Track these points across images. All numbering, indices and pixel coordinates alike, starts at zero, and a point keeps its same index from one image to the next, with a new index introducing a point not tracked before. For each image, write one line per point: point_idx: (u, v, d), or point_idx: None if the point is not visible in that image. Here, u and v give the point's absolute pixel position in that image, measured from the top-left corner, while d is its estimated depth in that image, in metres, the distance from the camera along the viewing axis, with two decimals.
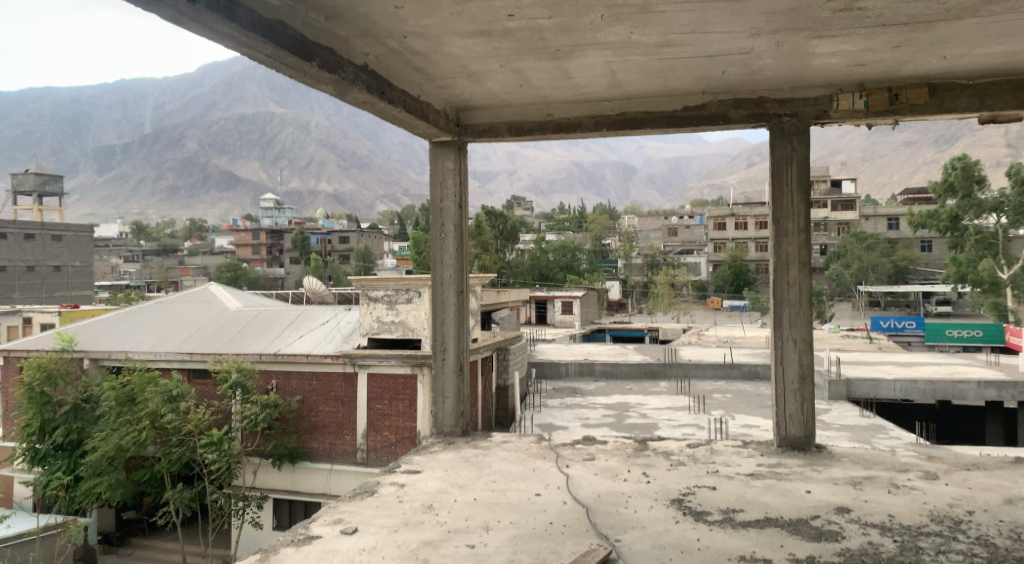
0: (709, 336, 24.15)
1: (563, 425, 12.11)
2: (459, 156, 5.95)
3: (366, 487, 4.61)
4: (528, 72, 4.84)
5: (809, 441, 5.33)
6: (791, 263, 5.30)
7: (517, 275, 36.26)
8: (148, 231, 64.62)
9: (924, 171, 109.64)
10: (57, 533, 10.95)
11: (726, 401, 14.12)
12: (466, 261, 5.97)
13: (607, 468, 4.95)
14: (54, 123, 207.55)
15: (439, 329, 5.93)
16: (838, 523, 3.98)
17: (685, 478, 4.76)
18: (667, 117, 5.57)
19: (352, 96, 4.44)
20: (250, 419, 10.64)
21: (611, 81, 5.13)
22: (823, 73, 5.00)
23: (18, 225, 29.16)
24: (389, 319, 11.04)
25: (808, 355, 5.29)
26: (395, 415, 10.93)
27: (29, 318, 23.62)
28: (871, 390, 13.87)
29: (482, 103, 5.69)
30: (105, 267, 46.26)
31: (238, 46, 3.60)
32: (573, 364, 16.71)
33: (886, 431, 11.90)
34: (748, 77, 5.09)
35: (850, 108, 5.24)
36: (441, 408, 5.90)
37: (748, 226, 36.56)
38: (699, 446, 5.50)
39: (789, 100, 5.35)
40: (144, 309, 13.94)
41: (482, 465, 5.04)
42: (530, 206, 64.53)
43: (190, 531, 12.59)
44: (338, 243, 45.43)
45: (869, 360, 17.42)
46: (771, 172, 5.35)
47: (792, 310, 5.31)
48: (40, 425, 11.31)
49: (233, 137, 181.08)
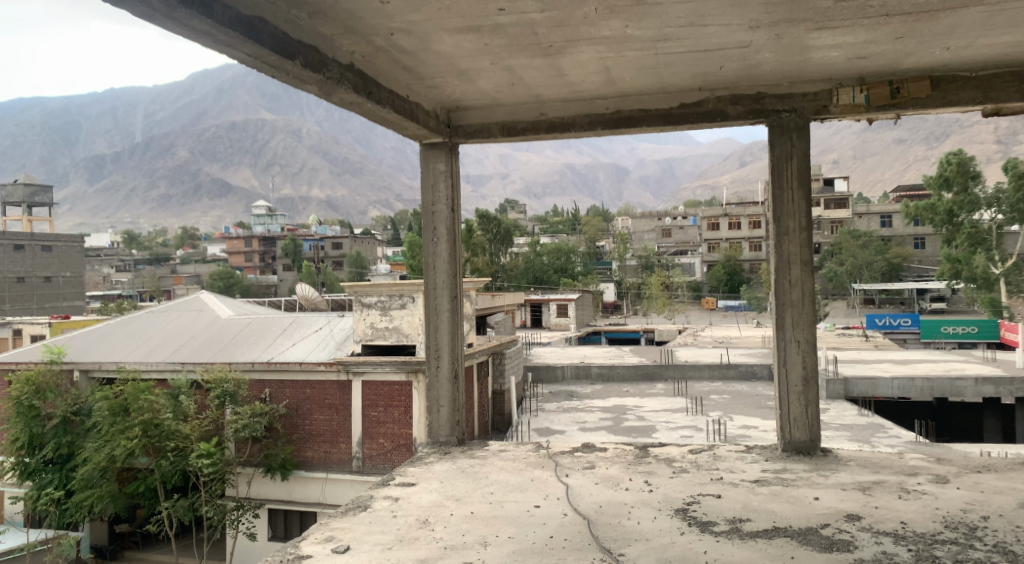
0: (705, 337, 24.06)
1: (560, 429, 11.97)
2: (451, 158, 5.80)
3: (359, 501, 4.44)
4: (520, 69, 4.71)
5: (814, 445, 5.19)
6: (792, 262, 5.17)
7: (511, 278, 36.20)
8: (140, 240, 64.30)
9: (915, 168, 110.13)
10: (48, 548, 10.72)
11: (724, 401, 13.99)
12: (459, 266, 5.81)
13: (608, 477, 4.80)
14: (43, 133, 206.74)
15: (432, 335, 5.77)
16: (850, 531, 3.84)
17: (690, 486, 4.61)
18: (663, 115, 5.43)
19: (338, 96, 4.28)
20: (243, 428, 10.45)
21: (605, 78, 4.99)
22: (822, 67, 4.88)
23: (8, 236, 28.89)
24: (383, 325, 10.88)
25: (812, 356, 5.16)
26: (391, 422, 10.77)
27: (19, 330, 23.37)
28: (869, 389, 13.77)
29: (474, 103, 5.55)
30: (96, 277, 45.94)
31: (217, 45, 3.43)
32: (569, 367, 16.53)
33: (885, 430, 11.77)
34: (746, 72, 4.96)
35: (850, 102, 5.12)
36: (437, 417, 5.74)
37: (742, 226, 36.57)
38: (701, 451, 5.35)
39: (788, 96, 5.22)
40: (135, 319, 13.72)
41: (479, 476, 4.87)
42: (523, 209, 64.30)
43: (185, 543, 12.35)
44: (331, 249, 45.31)
45: (866, 358, 17.33)
46: (771, 170, 5.22)
47: (795, 310, 5.18)
48: (30, 438, 11.09)
49: (224, 144, 180.66)
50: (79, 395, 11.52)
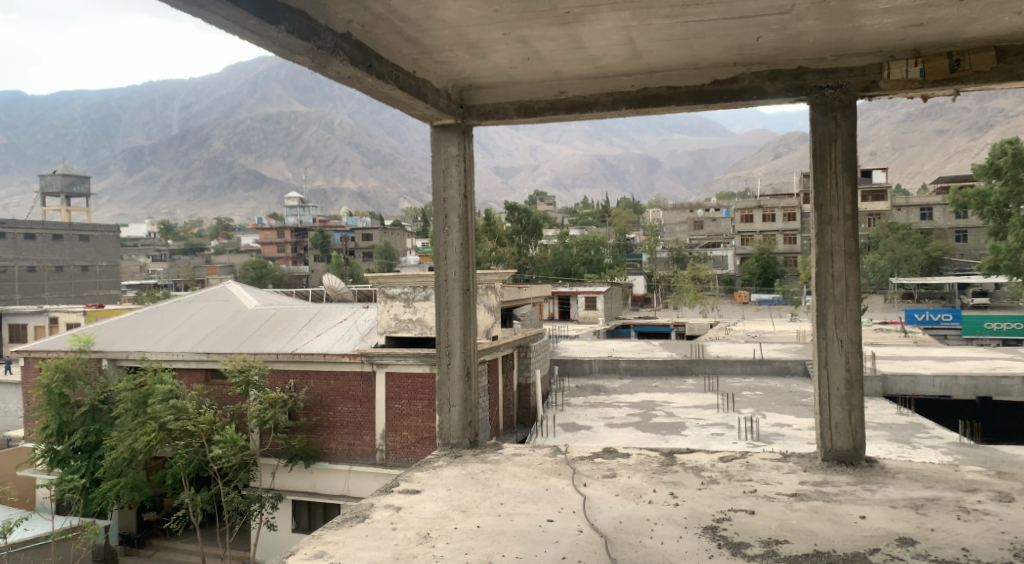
0: (737, 331, 23.42)
1: (587, 425, 11.55)
2: (463, 141, 5.42)
3: (357, 512, 4.14)
4: (535, 41, 4.32)
5: (858, 454, 4.72)
6: (835, 253, 4.71)
7: (540, 271, 35.77)
8: (176, 231, 64.93)
9: (956, 159, 106.94)
10: (73, 536, 10.59)
11: (756, 398, 13.45)
12: (473, 257, 5.43)
13: (630, 487, 4.40)
14: (84, 126, 211.07)
15: (443, 329, 5.42)
16: (902, 559, 3.41)
17: (720, 499, 4.20)
18: (693, 93, 4.99)
19: (333, 69, 3.93)
20: (265, 419, 10.19)
21: (630, 51, 4.58)
22: (871, 37, 4.40)
23: (47, 226, 29.16)
24: (407, 317, 10.56)
25: (856, 357, 4.70)
26: (414, 415, 10.44)
27: (55, 318, 23.60)
28: (908, 386, 13.23)
29: (488, 81, 5.16)
30: (133, 267, 46.50)
31: (193, 6, 3.11)
32: (597, 361, 16.08)
33: (926, 430, 11.15)
34: (787, 43, 4.50)
35: (902, 77, 4.62)
36: (448, 417, 5.39)
37: (776, 218, 35.63)
38: (733, 459, 4.92)
39: (832, 71, 4.75)
40: (164, 308, 13.58)
41: (490, 484, 4.51)
42: (552, 200, 63.39)
43: (211, 532, 12.19)
44: (361, 240, 45.30)
45: (905, 355, 16.59)
46: (812, 152, 4.76)
47: (838, 307, 4.72)
48: (59, 426, 11.03)
49: (259, 137, 182.52)
50: (106, 383, 11.42)
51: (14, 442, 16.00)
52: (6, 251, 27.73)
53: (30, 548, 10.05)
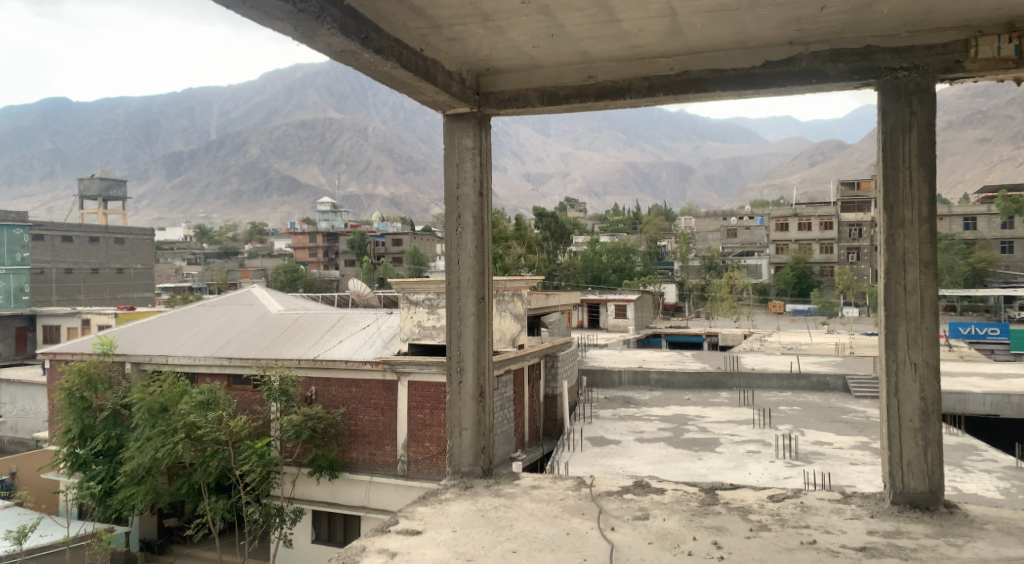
0: (772, 343, 22.49)
1: (615, 439, 10.88)
2: (479, 132, 4.83)
3: (347, 557, 3.60)
4: (560, 12, 3.77)
5: (936, 498, 4.01)
6: (909, 262, 4.05)
7: (569, 278, 35.05)
8: (211, 235, 65.47)
9: (999, 168, 103.41)
10: (87, 543, 10.00)
11: (793, 414, 12.62)
12: (489, 262, 4.84)
13: (665, 534, 3.77)
14: (128, 132, 215.75)
15: (454, 343, 4.83)
16: None
17: (773, 551, 3.55)
18: (742, 76, 4.34)
19: (322, 40, 3.43)
20: (291, 428, 9.68)
21: (670, 27, 3.99)
22: (957, 5, 3.76)
23: (84, 229, 29.20)
24: (430, 324, 9.99)
25: (934, 385, 4.01)
26: (436, 426, 9.81)
27: (88, 319, 23.54)
28: (956, 404, 12.38)
29: (508, 64, 4.60)
30: (168, 270, 46.70)
31: None
32: (627, 372, 15.38)
33: (979, 453, 10.24)
34: (854, 15, 3.89)
35: (993, 55, 3.95)
36: (459, 442, 4.79)
37: (813, 227, 34.23)
38: (785, 499, 4.24)
39: (907, 50, 4.09)
40: (187, 312, 13.20)
41: (503, 524, 3.92)
42: (583, 207, 62.64)
43: (230, 540, 11.67)
44: (392, 246, 44.84)
45: (953, 371, 15.49)
46: (882, 144, 4.11)
47: (911, 324, 4.05)
48: (80, 430, 10.59)
49: (294, 143, 184.40)
50: (128, 387, 11.01)
51: (44, 444, 15.93)
52: (44, 252, 27.51)
53: (43, 556, 9.56)
